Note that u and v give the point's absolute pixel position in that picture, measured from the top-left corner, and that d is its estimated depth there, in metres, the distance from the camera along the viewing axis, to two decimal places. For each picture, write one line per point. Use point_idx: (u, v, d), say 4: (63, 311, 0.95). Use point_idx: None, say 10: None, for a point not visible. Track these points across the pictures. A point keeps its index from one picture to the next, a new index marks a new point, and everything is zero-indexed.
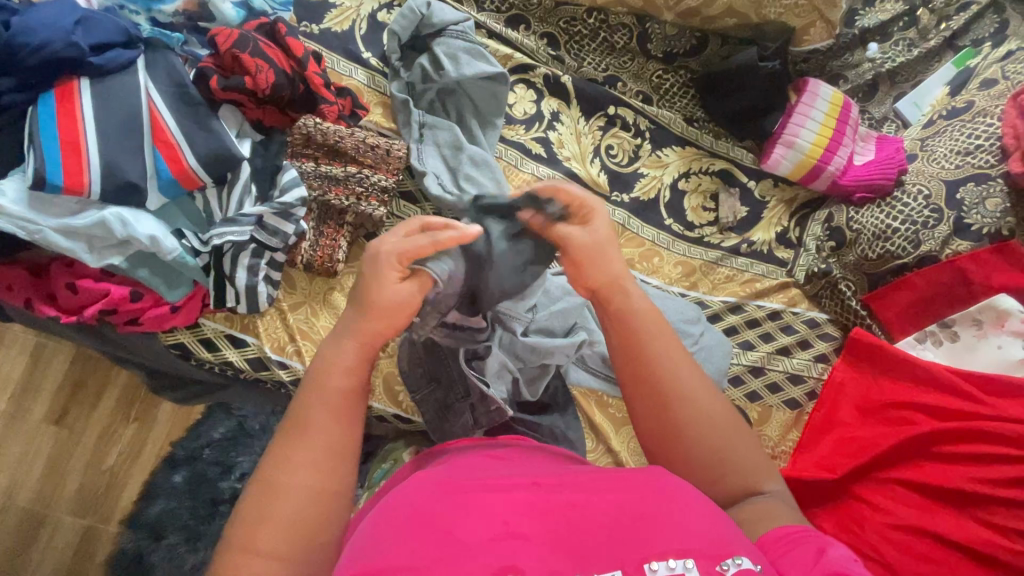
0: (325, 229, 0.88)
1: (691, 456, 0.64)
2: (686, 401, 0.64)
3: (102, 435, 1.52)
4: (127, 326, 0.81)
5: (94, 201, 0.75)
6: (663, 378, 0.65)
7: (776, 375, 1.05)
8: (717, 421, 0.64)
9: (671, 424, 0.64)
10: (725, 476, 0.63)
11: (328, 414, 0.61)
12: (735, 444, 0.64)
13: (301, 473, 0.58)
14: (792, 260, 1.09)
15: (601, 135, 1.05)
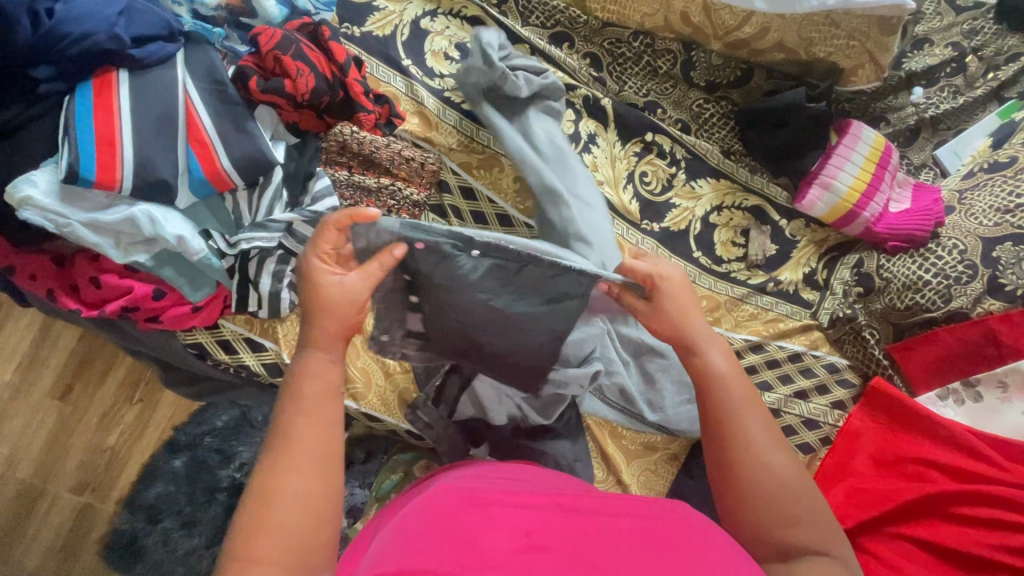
0: None
1: (755, 509, 0.67)
2: (759, 454, 0.68)
3: (103, 415, 1.52)
4: (147, 323, 0.80)
5: (126, 196, 0.74)
6: (752, 444, 0.69)
7: (791, 419, 1.04)
8: (792, 486, 0.67)
9: (757, 476, 0.67)
10: (783, 532, 0.66)
11: (309, 439, 0.59)
12: (805, 515, 0.67)
13: (287, 504, 0.56)
14: (817, 302, 1.08)
15: (636, 160, 1.03)
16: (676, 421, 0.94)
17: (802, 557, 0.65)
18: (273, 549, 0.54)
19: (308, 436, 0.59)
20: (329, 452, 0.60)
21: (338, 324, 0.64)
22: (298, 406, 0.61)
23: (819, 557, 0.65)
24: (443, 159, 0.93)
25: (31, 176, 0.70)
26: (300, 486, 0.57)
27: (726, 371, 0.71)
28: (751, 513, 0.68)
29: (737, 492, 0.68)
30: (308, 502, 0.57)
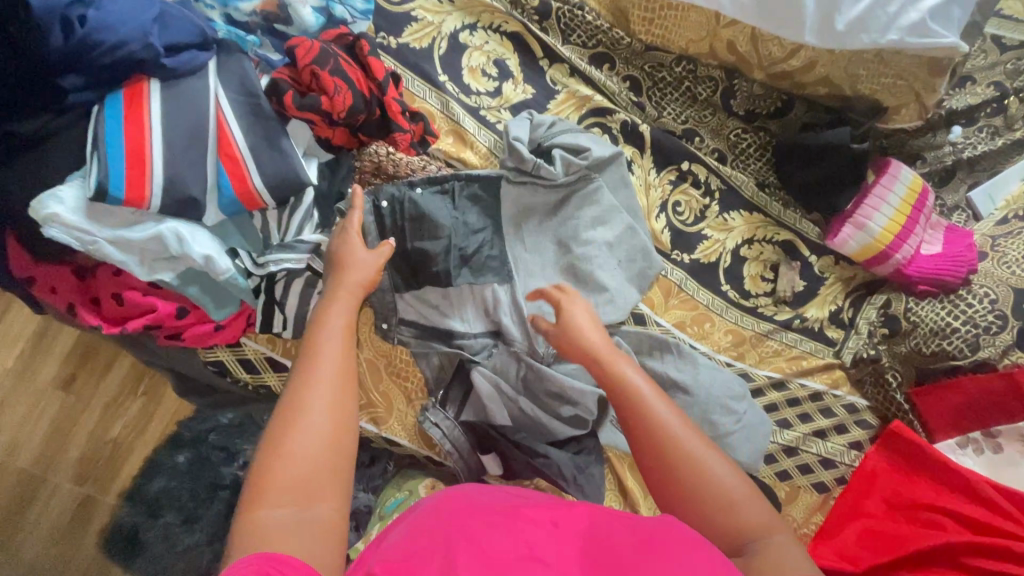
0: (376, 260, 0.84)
1: (700, 507, 0.65)
2: (687, 451, 0.68)
3: (107, 407, 1.50)
4: (168, 340, 0.78)
5: (152, 213, 0.71)
6: (664, 427, 0.69)
7: (809, 457, 1.03)
8: (713, 464, 0.67)
9: (671, 455, 0.67)
10: (732, 524, 0.64)
11: (335, 365, 0.63)
12: (737, 500, 0.65)
13: (316, 414, 0.58)
14: (841, 341, 1.07)
15: (670, 189, 1.01)
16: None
17: (758, 547, 0.62)
18: (297, 454, 0.56)
19: (335, 362, 0.64)
20: (350, 375, 0.64)
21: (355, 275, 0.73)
22: (325, 335, 0.66)
23: (774, 543, 0.63)
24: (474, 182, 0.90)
25: (57, 191, 0.67)
26: (324, 399, 0.60)
27: (640, 383, 0.73)
28: (703, 514, 0.65)
29: (659, 469, 0.68)
30: (332, 417, 0.59)
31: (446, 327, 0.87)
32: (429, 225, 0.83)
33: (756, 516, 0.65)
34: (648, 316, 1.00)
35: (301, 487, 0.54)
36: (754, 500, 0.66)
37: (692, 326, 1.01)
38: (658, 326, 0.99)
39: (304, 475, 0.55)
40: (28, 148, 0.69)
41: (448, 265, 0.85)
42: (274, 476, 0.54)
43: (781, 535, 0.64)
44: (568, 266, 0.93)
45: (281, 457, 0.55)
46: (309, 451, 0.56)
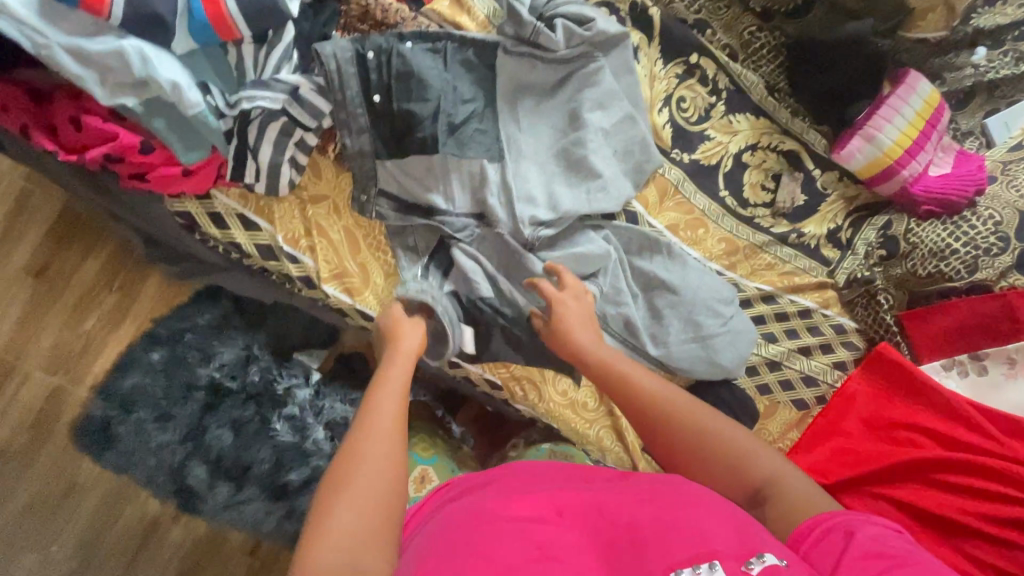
0: (355, 121, 0.77)
1: (713, 472, 0.65)
2: (686, 421, 0.67)
3: (83, 299, 1.46)
4: (131, 180, 0.73)
5: (114, 27, 0.65)
6: (650, 396, 0.69)
7: (791, 373, 1.02)
8: (706, 419, 0.67)
9: (667, 423, 0.67)
10: (744, 477, 0.64)
11: (390, 416, 0.61)
12: (743, 449, 0.65)
13: (368, 465, 0.56)
14: (837, 261, 1.04)
15: (676, 83, 0.96)
16: (680, 363, 0.92)
17: (774, 495, 0.63)
18: (345, 510, 0.52)
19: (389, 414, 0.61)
20: (403, 424, 0.61)
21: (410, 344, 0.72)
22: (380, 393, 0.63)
23: (785, 485, 0.64)
24: (466, 40, 0.83)
25: None
26: (377, 456, 0.57)
27: (627, 366, 0.73)
28: (714, 477, 0.65)
29: (661, 444, 0.68)
30: (386, 469, 0.56)
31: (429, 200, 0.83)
32: (420, 78, 0.76)
33: (765, 464, 0.65)
34: (642, 216, 0.95)
35: (353, 536, 0.51)
36: (757, 447, 0.66)
37: (685, 231, 0.97)
38: (651, 228, 0.96)
39: (357, 534, 0.51)
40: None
41: (435, 130, 0.78)
42: (328, 530, 0.50)
43: (788, 473, 0.65)
44: (562, 151, 0.88)
45: (332, 516, 0.51)
46: (359, 505, 0.53)
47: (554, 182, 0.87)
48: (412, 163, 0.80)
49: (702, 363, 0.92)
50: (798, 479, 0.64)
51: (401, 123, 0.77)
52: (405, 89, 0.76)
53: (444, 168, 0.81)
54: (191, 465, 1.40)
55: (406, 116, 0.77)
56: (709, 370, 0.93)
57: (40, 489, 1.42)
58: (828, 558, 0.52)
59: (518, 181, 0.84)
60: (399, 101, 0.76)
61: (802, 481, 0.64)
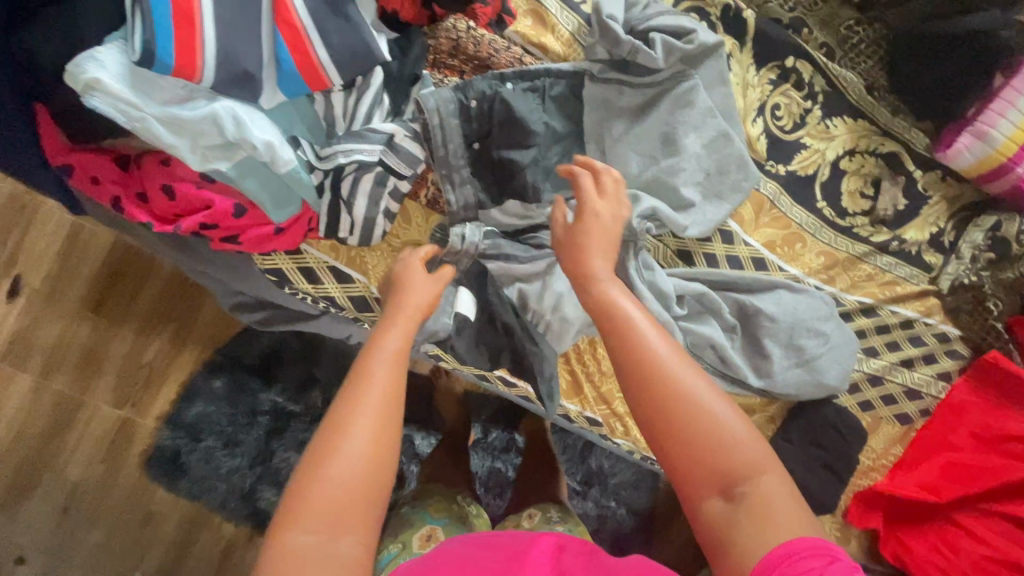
0: (444, 168, 0.73)
1: (671, 444, 0.52)
2: (670, 384, 0.52)
3: (142, 330, 1.45)
4: (223, 243, 0.70)
5: (204, 89, 0.61)
6: (645, 350, 0.54)
7: (893, 387, 0.98)
8: (701, 399, 0.52)
9: (644, 376, 0.53)
10: (718, 462, 0.50)
11: (384, 387, 0.56)
12: (730, 434, 0.51)
13: (354, 446, 0.52)
14: (939, 266, 0.98)
15: (770, 90, 0.90)
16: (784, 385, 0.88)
17: (750, 494, 0.48)
18: (333, 487, 0.50)
19: (386, 374, 0.57)
20: (399, 404, 0.55)
21: (414, 299, 0.65)
22: (377, 353, 0.58)
23: (769, 484, 0.49)
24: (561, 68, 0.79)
25: (98, 54, 0.56)
26: (368, 431, 0.53)
27: (630, 307, 0.57)
28: (681, 457, 0.51)
29: (639, 403, 0.53)
30: (373, 441, 0.53)
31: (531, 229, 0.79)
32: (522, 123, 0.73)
33: (751, 454, 0.50)
34: (737, 234, 0.91)
35: (330, 510, 0.50)
36: (749, 437, 0.51)
37: (782, 247, 0.92)
38: (745, 247, 0.91)
39: (340, 495, 0.50)
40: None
41: (536, 178, 0.74)
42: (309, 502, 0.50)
43: (772, 472, 0.50)
44: (662, 183, 0.81)
45: (316, 481, 0.50)
46: (345, 484, 0.51)
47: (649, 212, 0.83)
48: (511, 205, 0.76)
49: (809, 386, 0.88)
50: (781, 487, 0.50)
51: (500, 170, 0.74)
52: (507, 135, 0.73)
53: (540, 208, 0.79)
54: (262, 485, 1.46)
55: (506, 162, 0.73)
56: (815, 392, 0.89)
57: (117, 519, 1.44)
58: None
59: None
60: (501, 147, 0.73)
61: (784, 489, 0.49)
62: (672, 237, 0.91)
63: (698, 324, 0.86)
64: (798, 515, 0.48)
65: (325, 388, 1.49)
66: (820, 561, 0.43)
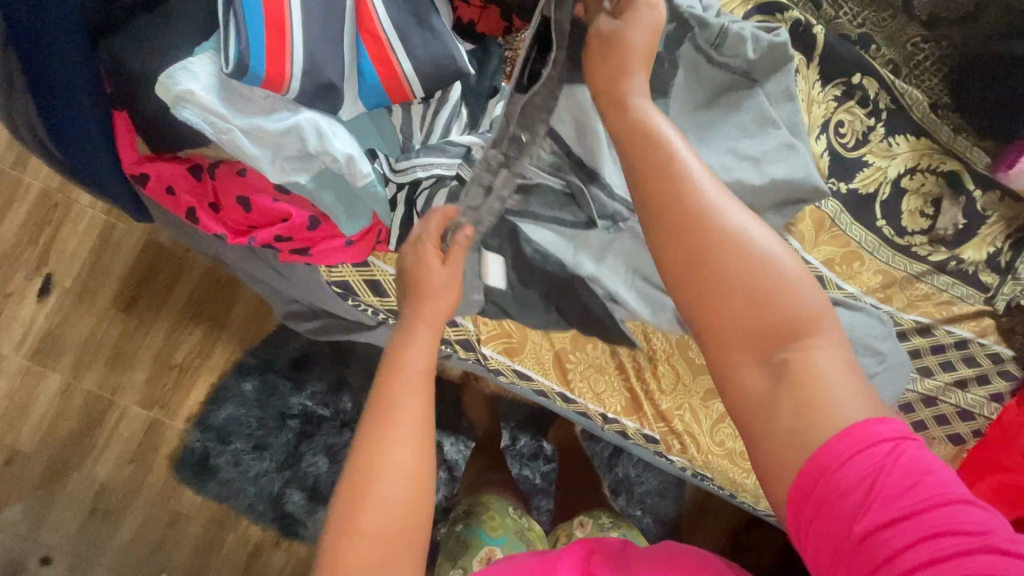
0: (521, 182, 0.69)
1: (710, 299, 0.47)
2: (701, 230, 0.47)
3: (173, 329, 1.43)
4: (293, 255, 0.69)
5: (289, 100, 0.60)
6: (687, 192, 0.48)
7: (946, 407, 0.97)
8: (749, 246, 0.46)
9: (685, 223, 0.47)
10: (765, 319, 0.45)
11: (410, 416, 0.53)
12: (783, 285, 0.45)
13: (387, 484, 0.50)
14: (996, 287, 0.97)
15: (834, 106, 0.89)
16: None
17: (795, 359, 0.44)
18: (379, 517, 0.49)
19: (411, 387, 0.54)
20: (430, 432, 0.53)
21: (438, 303, 0.61)
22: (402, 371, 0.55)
23: (818, 345, 0.45)
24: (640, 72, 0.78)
25: (190, 65, 0.55)
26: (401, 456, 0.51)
27: (665, 140, 0.51)
28: (716, 314, 0.46)
29: (678, 256, 0.48)
30: (408, 486, 0.50)
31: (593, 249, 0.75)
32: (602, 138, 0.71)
33: (802, 307, 0.45)
34: (797, 252, 0.90)
35: (371, 562, 0.48)
36: (802, 283, 0.46)
37: (840, 265, 0.92)
38: (805, 264, 0.90)
39: (382, 546, 0.48)
40: (156, 9, 0.58)
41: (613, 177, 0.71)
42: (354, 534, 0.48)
43: (826, 329, 0.45)
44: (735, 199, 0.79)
45: (353, 537, 0.48)
46: (387, 517, 0.49)
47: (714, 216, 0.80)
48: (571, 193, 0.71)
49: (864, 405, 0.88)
50: (834, 350, 0.45)
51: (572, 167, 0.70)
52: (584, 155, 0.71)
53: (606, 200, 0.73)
54: (291, 489, 1.45)
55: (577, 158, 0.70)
56: None
57: (144, 521, 1.43)
58: (841, 522, 0.41)
59: None
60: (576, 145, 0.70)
61: (838, 349, 0.45)
62: None
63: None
64: (866, 392, 0.44)
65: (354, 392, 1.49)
66: (881, 455, 0.41)
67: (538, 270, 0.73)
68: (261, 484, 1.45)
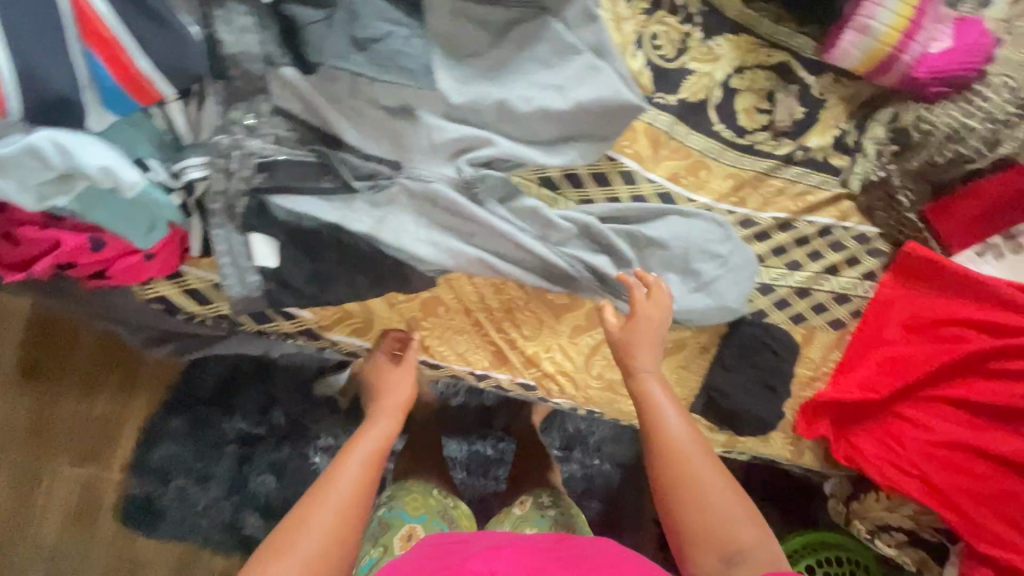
0: (305, 159, 0.68)
1: (696, 494, 0.69)
2: (681, 443, 0.71)
3: (83, 393, 1.40)
4: (95, 279, 0.68)
5: (17, 123, 0.57)
6: (668, 431, 0.72)
7: (821, 295, 0.98)
8: (727, 502, 0.68)
9: (665, 446, 0.71)
10: (700, 505, 0.68)
11: (344, 493, 0.64)
12: (741, 525, 0.67)
13: (307, 542, 0.59)
14: (848, 168, 0.98)
15: (645, 20, 0.87)
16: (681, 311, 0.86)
17: (744, 555, 0.65)
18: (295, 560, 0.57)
19: (362, 463, 0.67)
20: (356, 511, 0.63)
21: (392, 402, 0.76)
22: (355, 454, 0.68)
23: (738, 529, 0.67)
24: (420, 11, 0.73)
25: None
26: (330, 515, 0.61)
27: (659, 394, 0.75)
28: (677, 483, 0.70)
29: (665, 459, 0.71)
30: (321, 547, 0.59)
31: (417, 212, 0.74)
32: (394, 105, 0.70)
33: (741, 528, 0.67)
34: (638, 173, 0.89)
35: None
36: (760, 536, 0.67)
37: (686, 178, 0.91)
38: (649, 184, 0.90)
39: None
40: None
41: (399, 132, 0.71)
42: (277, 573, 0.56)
43: (766, 551, 0.66)
44: (554, 135, 0.80)
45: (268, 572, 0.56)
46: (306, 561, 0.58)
47: (526, 151, 0.79)
48: (359, 156, 0.70)
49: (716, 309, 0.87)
50: (766, 558, 0.65)
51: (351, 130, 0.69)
52: (378, 123, 0.70)
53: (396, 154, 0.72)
54: (245, 511, 1.44)
55: (348, 113, 0.69)
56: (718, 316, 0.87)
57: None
58: None
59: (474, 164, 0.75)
60: (344, 104, 0.68)
61: (762, 545, 0.66)
62: (572, 188, 0.87)
63: (593, 257, 0.82)
64: (767, 548, 0.66)
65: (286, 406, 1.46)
66: None
67: (347, 246, 0.70)
68: (213, 516, 1.44)
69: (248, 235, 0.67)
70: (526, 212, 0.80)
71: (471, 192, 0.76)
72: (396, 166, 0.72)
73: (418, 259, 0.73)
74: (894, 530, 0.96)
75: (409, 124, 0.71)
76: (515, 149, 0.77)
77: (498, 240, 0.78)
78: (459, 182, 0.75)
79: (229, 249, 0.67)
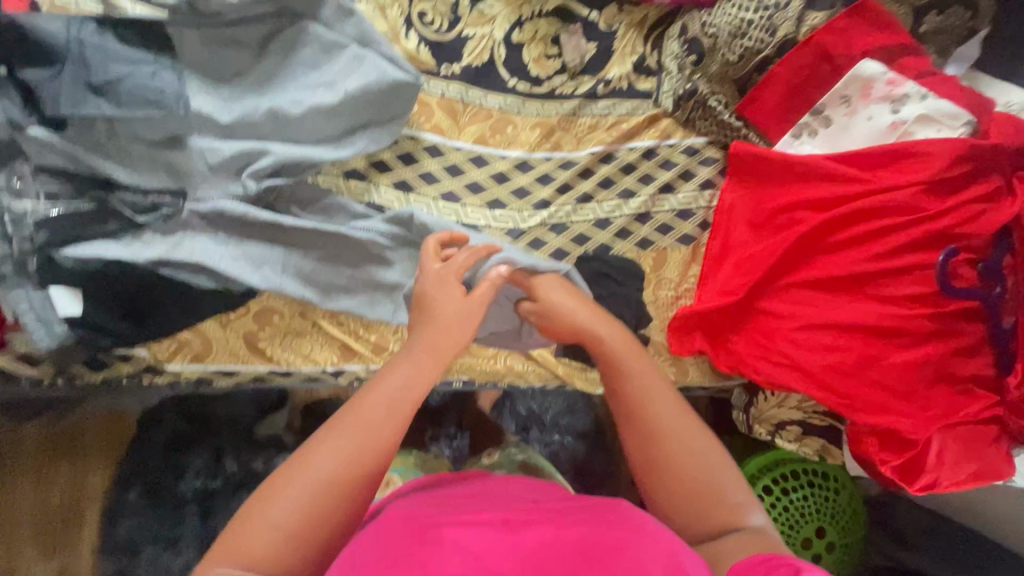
0: (79, 206, 0.72)
1: (671, 466, 0.62)
2: (673, 440, 0.63)
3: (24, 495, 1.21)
4: None
5: None
6: (637, 397, 0.66)
7: (664, 216, 0.99)
8: (712, 471, 0.62)
9: (633, 414, 0.65)
10: (678, 480, 0.62)
11: (376, 410, 0.59)
12: (727, 493, 0.61)
13: (322, 465, 0.55)
14: (657, 89, 1.01)
15: (409, 1, 0.91)
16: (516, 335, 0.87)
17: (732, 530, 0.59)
18: (310, 477, 0.54)
19: (385, 400, 0.60)
20: (395, 431, 0.59)
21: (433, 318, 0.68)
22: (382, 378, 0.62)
23: (727, 501, 0.61)
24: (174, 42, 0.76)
25: None
26: (351, 440, 0.57)
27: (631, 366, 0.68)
28: (659, 482, 0.62)
29: (629, 429, 0.65)
30: (350, 459, 0.56)
31: (215, 232, 0.78)
32: (159, 138, 0.75)
33: (733, 501, 0.61)
34: (442, 145, 0.92)
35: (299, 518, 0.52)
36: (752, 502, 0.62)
37: (494, 137, 0.94)
38: (458, 151, 0.92)
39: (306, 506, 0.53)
40: None
41: (177, 158, 0.76)
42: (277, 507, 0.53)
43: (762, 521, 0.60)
44: (342, 130, 0.83)
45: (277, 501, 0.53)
46: (312, 490, 0.54)
47: (306, 147, 0.81)
48: (136, 191, 0.75)
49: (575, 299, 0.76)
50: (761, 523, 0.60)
51: (121, 170, 0.74)
52: (148, 158, 0.75)
53: (173, 182, 0.77)
54: None
55: (115, 155, 0.74)
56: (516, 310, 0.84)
57: None
58: None
59: (260, 181, 0.79)
60: (105, 149, 0.73)
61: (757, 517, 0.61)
62: (382, 174, 0.89)
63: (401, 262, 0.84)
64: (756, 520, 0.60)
65: (238, 450, 1.21)
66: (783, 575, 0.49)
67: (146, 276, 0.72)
68: None
69: (49, 289, 0.70)
70: (328, 208, 0.84)
71: (265, 203, 0.80)
72: (178, 191, 0.76)
73: (228, 277, 0.76)
74: (789, 424, 0.96)
75: (178, 150, 0.76)
76: (293, 151, 0.79)
77: (281, 233, 0.79)
78: (247, 197, 0.79)
79: (33, 310, 0.69)
